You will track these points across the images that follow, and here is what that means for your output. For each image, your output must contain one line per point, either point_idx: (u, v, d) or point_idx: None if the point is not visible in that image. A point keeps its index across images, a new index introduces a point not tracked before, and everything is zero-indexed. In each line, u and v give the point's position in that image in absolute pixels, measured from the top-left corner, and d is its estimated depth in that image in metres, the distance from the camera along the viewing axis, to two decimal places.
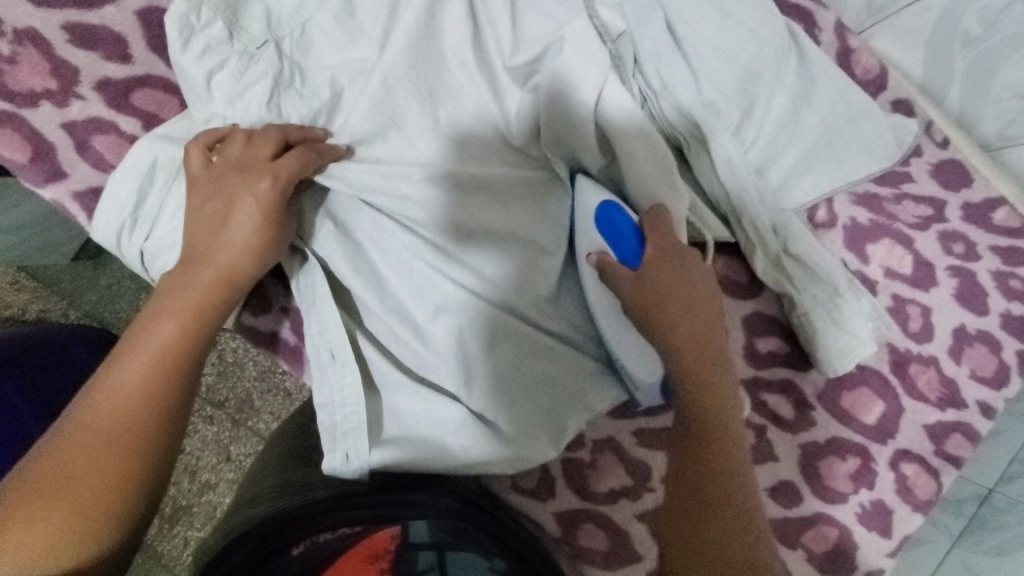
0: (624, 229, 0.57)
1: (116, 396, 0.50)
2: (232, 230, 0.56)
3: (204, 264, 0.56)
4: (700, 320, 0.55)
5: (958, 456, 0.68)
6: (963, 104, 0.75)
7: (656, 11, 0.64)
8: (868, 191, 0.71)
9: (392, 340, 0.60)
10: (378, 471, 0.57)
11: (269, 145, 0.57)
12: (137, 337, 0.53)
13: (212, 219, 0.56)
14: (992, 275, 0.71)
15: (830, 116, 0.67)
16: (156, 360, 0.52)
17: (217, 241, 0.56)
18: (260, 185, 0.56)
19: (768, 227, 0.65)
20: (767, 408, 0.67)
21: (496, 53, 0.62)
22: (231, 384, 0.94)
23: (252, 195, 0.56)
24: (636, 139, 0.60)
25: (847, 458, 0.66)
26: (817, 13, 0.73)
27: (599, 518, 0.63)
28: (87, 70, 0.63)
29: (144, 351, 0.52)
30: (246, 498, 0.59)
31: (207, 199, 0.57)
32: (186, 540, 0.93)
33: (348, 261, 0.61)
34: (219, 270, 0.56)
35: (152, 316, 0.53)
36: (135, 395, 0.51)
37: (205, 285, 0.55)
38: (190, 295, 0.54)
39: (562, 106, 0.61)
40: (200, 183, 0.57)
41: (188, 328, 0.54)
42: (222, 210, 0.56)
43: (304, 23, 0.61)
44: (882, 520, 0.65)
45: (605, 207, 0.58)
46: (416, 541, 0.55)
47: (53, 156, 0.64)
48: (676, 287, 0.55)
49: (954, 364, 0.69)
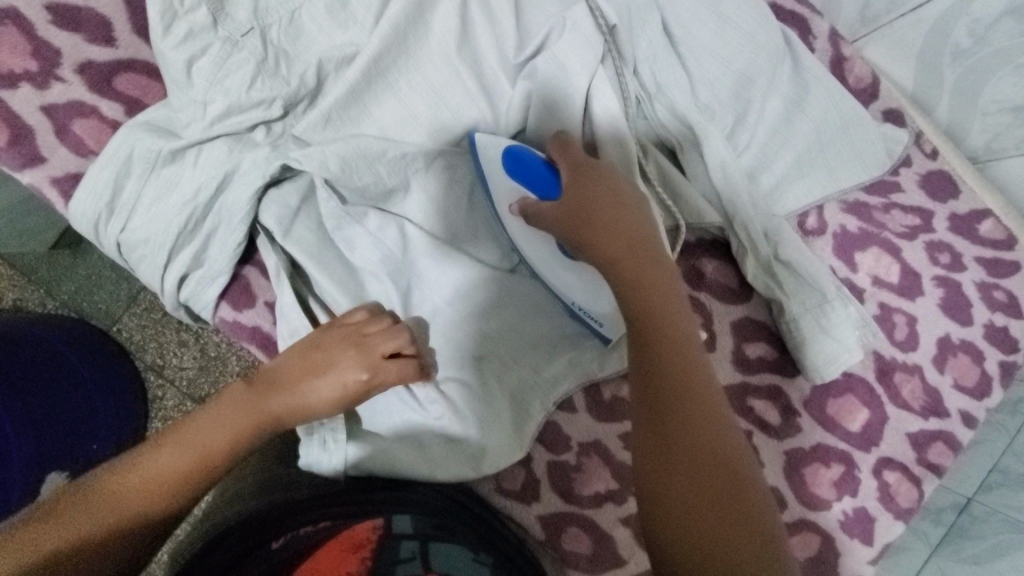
0: (534, 165, 0.58)
1: (140, 484, 0.49)
2: (323, 379, 0.54)
3: (281, 387, 0.53)
4: (633, 233, 0.53)
5: (940, 465, 0.69)
6: (953, 116, 0.76)
7: (653, 12, 0.64)
8: (858, 200, 0.71)
9: None
10: (354, 470, 0.57)
11: (378, 367, 0.55)
12: (203, 420, 0.52)
13: (307, 365, 0.54)
14: (976, 285, 0.72)
15: (824, 123, 0.67)
16: (187, 462, 0.50)
17: (308, 375, 0.54)
18: (354, 368, 0.54)
19: (759, 231, 0.65)
20: (754, 413, 0.67)
21: (489, 46, 0.63)
22: (213, 378, 0.91)
23: (340, 372, 0.54)
24: (618, 143, 0.62)
25: (831, 465, 0.66)
26: (811, 20, 0.73)
27: (585, 522, 0.63)
28: (68, 51, 0.61)
29: (191, 446, 0.50)
30: (226, 500, 0.60)
31: (318, 345, 0.55)
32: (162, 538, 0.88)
33: (312, 265, 0.61)
34: (292, 409, 0.53)
35: (221, 409, 0.52)
36: (157, 491, 0.49)
37: (269, 416, 0.52)
38: (265, 409, 0.53)
39: (554, 106, 0.62)
40: (328, 331, 0.56)
41: (245, 437, 0.52)
42: (318, 365, 0.54)
43: (293, 11, 0.60)
44: (864, 528, 0.66)
45: (513, 151, 0.59)
46: (400, 531, 0.53)
47: (31, 139, 0.61)
48: (605, 203, 0.54)
49: (937, 373, 0.70)
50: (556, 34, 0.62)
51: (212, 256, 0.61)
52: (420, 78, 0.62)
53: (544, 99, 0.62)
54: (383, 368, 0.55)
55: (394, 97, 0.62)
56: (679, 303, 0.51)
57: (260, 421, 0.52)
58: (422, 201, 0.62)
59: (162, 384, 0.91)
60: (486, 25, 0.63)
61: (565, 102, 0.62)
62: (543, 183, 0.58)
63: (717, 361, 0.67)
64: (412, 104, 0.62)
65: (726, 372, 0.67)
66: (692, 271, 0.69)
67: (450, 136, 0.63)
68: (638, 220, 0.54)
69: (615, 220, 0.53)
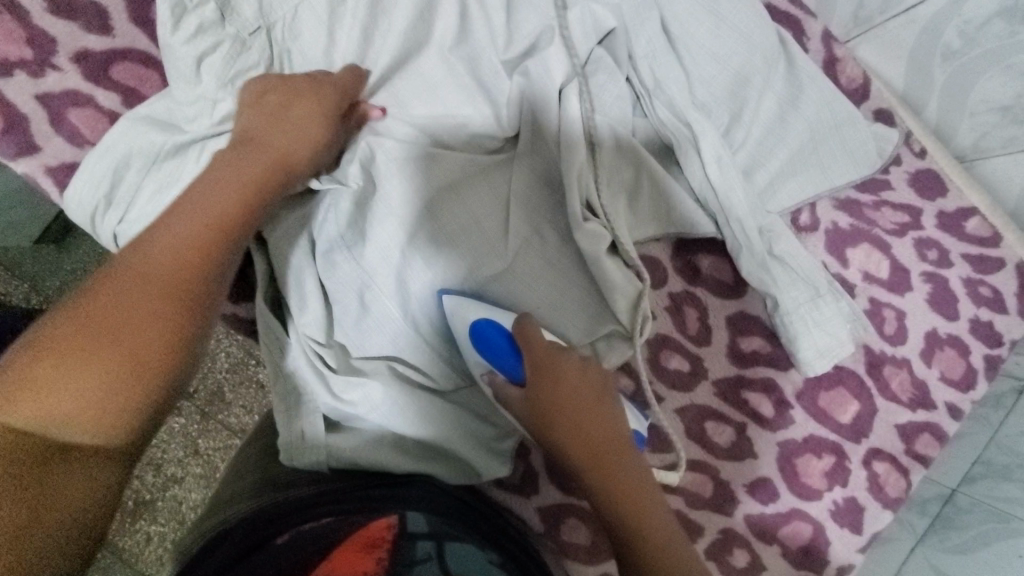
0: (500, 346, 0.56)
1: (163, 255, 0.48)
2: (291, 113, 0.55)
3: (233, 161, 0.53)
4: (586, 391, 0.57)
5: (926, 455, 0.71)
6: (941, 116, 0.78)
7: (652, 10, 0.65)
8: (850, 197, 0.73)
9: (359, 339, 0.60)
10: (336, 462, 0.58)
11: (332, 90, 0.56)
12: (196, 196, 0.51)
13: (268, 113, 0.55)
14: (962, 281, 0.74)
15: (818, 120, 0.68)
16: (206, 226, 0.50)
17: (267, 133, 0.54)
18: (321, 79, 0.56)
19: (753, 228, 0.66)
20: (748, 405, 0.68)
21: (484, 41, 0.63)
22: (202, 375, 0.89)
23: (309, 84, 0.56)
24: (576, 147, 0.62)
25: (822, 456, 0.68)
26: (805, 22, 0.74)
27: (582, 514, 0.65)
28: (65, 39, 0.60)
29: (177, 243, 0.49)
30: (222, 498, 0.59)
31: (264, 94, 0.55)
32: (150, 536, 0.87)
33: (297, 266, 0.60)
34: (279, 155, 0.54)
35: (178, 211, 0.50)
36: (183, 254, 0.49)
37: (266, 169, 0.53)
38: (229, 177, 0.52)
39: (540, 106, 0.63)
40: (257, 83, 0.56)
41: (254, 191, 0.53)
42: (278, 107, 0.55)
43: (295, 7, 0.59)
44: (854, 517, 0.68)
45: (479, 326, 0.57)
46: (413, 530, 0.52)
47: (23, 128, 0.60)
48: (579, 412, 0.56)
49: (925, 367, 0.72)
50: (546, 39, 0.63)
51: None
52: (416, 71, 0.62)
53: (531, 91, 0.63)
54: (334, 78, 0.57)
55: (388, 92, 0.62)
56: (647, 490, 0.56)
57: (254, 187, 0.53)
58: (405, 204, 0.59)
59: None
60: (482, 24, 0.63)
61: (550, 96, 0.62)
62: (508, 362, 0.57)
63: (712, 355, 0.69)
64: (407, 96, 0.62)
65: (720, 366, 0.69)
66: (688, 266, 0.70)
67: (442, 132, 0.62)
68: (606, 421, 0.57)
69: (590, 431, 0.56)
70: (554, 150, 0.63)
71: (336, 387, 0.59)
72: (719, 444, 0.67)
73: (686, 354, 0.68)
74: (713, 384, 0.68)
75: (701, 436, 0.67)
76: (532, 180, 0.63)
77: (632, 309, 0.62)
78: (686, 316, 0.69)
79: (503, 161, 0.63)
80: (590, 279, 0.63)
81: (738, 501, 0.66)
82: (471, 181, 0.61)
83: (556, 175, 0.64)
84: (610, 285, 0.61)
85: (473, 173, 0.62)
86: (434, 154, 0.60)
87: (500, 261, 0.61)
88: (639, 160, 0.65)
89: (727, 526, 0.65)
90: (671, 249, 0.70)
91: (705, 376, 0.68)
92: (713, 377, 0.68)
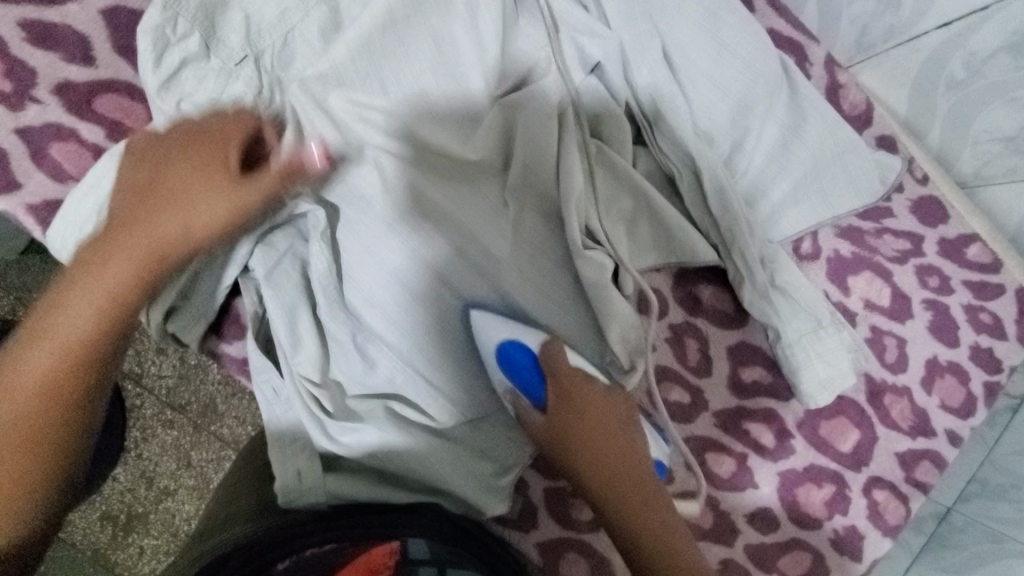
0: (523, 365, 0.56)
1: (20, 370, 0.44)
2: (174, 186, 0.46)
3: (108, 252, 0.46)
4: (627, 448, 0.55)
5: (926, 482, 0.71)
6: (943, 142, 0.77)
7: (654, 39, 0.63)
8: (851, 224, 0.72)
9: (343, 368, 0.58)
10: (336, 499, 0.56)
11: (220, 155, 0.47)
12: (60, 294, 0.45)
13: (153, 179, 0.47)
14: (963, 308, 0.74)
15: (821, 150, 0.67)
16: (64, 347, 0.45)
17: (151, 208, 0.46)
18: (218, 149, 0.47)
19: (756, 258, 0.65)
20: (749, 437, 0.67)
21: (472, 63, 0.59)
22: (194, 387, 0.83)
23: (206, 156, 0.47)
24: (575, 166, 0.60)
25: (823, 485, 0.68)
26: (807, 47, 0.73)
27: (582, 546, 0.63)
28: (45, 71, 0.58)
29: (33, 356, 0.44)
30: (214, 526, 0.57)
31: (163, 158, 0.48)
32: (141, 549, 0.83)
33: (293, 303, 0.58)
34: (153, 244, 0.46)
35: (47, 322, 0.45)
36: (43, 370, 0.44)
37: (136, 261, 0.46)
38: (108, 276, 0.45)
39: (541, 125, 0.60)
40: (167, 140, 0.49)
41: (130, 291, 0.46)
42: (163, 174, 0.47)
43: (285, 35, 0.57)
44: (854, 545, 0.67)
45: (505, 348, 0.56)
46: (416, 556, 0.50)
47: (4, 164, 0.58)
48: (604, 455, 0.55)
49: (926, 394, 0.72)
50: (542, 68, 0.61)
51: (197, 298, 0.59)
52: (395, 91, 0.58)
53: (524, 115, 0.60)
54: (229, 150, 0.47)
55: (359, 115, 0.57)
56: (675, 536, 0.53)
57: (119, 285, 0.45)
58: (399, 239, 0.56)
59: (140, 393, 0.82)
60: (471, 49, 0.59)
61: (545, 123, 0.60)
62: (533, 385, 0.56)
63: (713, 386, 0.68)
64: (382, 121, 0.57)
65: (721, 398, 0.68)
66: (689, 296, 0.69)
67: (433, 153, 0.58)
68: (630, 460, 0.55)
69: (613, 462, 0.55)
70: (558, 171, 0.60)
71: (333, 430, 0.57)
72: (720, 475, 0.66)
73: (687, 385, 0.67)
74: (713, 415, 0.67)
75: (701, 467, 0.66)
76: (528, 207, 0.60)
77: (621, 337, 0.59)
78: (687, 346, 0.68)
79: (500, 186, 0.60)
80: (592, 315, 0.60)
81: (738, 532, 0.65)
82: (465, 203, 0.58)
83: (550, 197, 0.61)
84: (608, 317, 0.59)
85: (459, 200, 0.57)
86: (429, 180, 0.57)
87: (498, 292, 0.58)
88: (639, 187, 0.63)
89: (728, 557, 0.64)
90: (672, 278, 0.69)
91: (705, 407, 0.67)
92: (713, 408, 0.67)
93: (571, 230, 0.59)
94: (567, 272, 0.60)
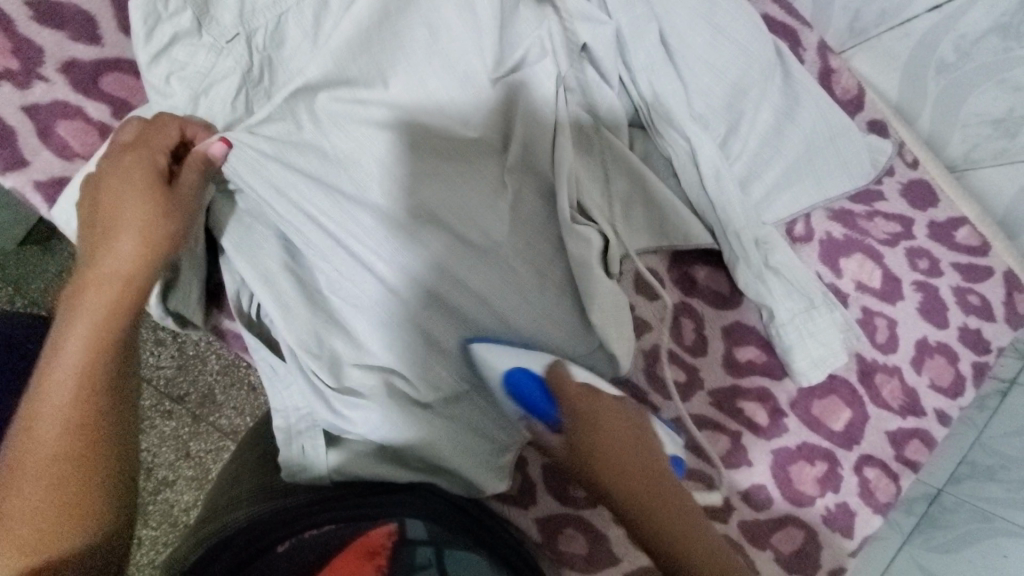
0: (534, 394, 0.57)
1: (49, 399, 0.43)
2: (128, 202, 0.48)
3: (76, 309, 0.46)
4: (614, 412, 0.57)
5: (916, 461, 0.72)
6: (934, 127, 0.79)
7: (652, 23, 0.65)
8: (844, 207, 0.74)
9: (335, 337, 0.58)
10: (338, 475, 0.56)
11: (153, 165, 0.50)
12: (65, 328, 0.46)
13: (109, 209, 0.49)
14: (953, 290, 0.75)
15: (814, 132, 0.69)
16: (78, 372, 0.45)
17: (113, 226, 0.48)
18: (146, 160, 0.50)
19: (750, 240, 0.66)
20: (743, 415, 0.69)
21: (473, 49, 0.60)
22: (193, 377, 0.85)
23: (137, 167, 0.50)
24: (565, 142, 0.61)
25: (815, 463, 0.69)
26: (801, 32, 0.75)
27: (580, 522, 0.64)
28: (52, 49, 0.59)
29: (55, 383, 0.44)
30: (218, 505, 0.56)
31: (100, 189, 0.49)
32: (138, 540, 0.81)
33: (268, 273, 0.58)
34: (134, 255, 0.48)
35: (56, 359, 0.45)
36: (71, 390, 0.44)
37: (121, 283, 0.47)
38: (91, 302, 0.46)
39: (536, 115, 0.62)
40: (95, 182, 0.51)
41: (124, 303, 0.47)
42: (113, 201, 0.49)
43: (281, 15, 0.56)
44: (847, 522, 0.68)
45: (513, 377, 0.56)
46: (414, 537, 0.50)
47: (12, 142, 0.58)
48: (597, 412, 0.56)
49: (916, 373, 0.73)
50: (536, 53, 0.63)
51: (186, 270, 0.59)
52: (398, 85, 0.58)
53: (515, 99, 0.62)
54: (137, 152, 0.50)
55: (358, 99, 0.57)
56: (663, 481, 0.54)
57: (119, 299, 0.47)
58: (374, 212, 0.56)
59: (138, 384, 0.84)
60: (469, 35, 0.60)
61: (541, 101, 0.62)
62: (544, 408, 0.57)
63: (708, 365, 0.69)
64: (384, 104, 0.58)
65: (715, 377, 0.69)
66: (685, 277, 0.71)
67: (429, 129, 0.59)
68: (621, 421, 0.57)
69: (605, 417, 0.56)
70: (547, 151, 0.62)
71: (335, 404, 0.57)
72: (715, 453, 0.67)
73: (682, 364, 0.69)
74: (708, 394, 0.69)
75: (697, 445, 0.67)
76: (525, 188, 0.62)
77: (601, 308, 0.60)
78: (683, 327, 0.70)
79: (493, 167, 0.61)
80: (559, 293, 0.62)
81: (733, 508, 0.66)
82: (461, 182, 0.59)
83: (543, 175, 0.62)
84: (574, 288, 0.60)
85: (448, 180, 0.58)
86: (423, 158, 0.58)
87: (469, 296, 0.58)
88: (635, 170, 0.64)
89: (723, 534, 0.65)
90: (668, 259, 0.71)
91: (700, 387, 0.69)
92: (708, 387, 0.69)
93: (565, 207, 0.60)
94: (554, 250, 0.61)
